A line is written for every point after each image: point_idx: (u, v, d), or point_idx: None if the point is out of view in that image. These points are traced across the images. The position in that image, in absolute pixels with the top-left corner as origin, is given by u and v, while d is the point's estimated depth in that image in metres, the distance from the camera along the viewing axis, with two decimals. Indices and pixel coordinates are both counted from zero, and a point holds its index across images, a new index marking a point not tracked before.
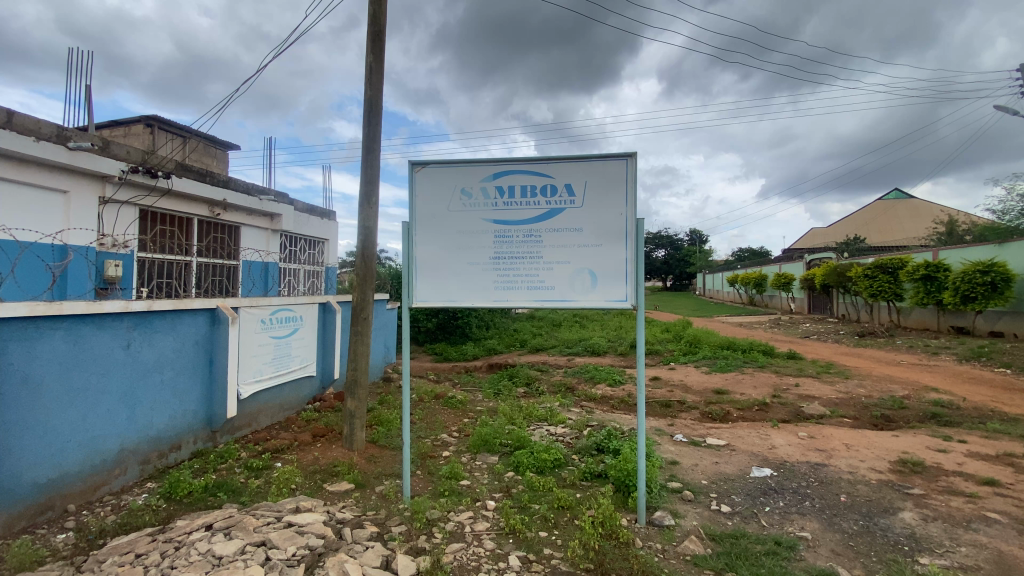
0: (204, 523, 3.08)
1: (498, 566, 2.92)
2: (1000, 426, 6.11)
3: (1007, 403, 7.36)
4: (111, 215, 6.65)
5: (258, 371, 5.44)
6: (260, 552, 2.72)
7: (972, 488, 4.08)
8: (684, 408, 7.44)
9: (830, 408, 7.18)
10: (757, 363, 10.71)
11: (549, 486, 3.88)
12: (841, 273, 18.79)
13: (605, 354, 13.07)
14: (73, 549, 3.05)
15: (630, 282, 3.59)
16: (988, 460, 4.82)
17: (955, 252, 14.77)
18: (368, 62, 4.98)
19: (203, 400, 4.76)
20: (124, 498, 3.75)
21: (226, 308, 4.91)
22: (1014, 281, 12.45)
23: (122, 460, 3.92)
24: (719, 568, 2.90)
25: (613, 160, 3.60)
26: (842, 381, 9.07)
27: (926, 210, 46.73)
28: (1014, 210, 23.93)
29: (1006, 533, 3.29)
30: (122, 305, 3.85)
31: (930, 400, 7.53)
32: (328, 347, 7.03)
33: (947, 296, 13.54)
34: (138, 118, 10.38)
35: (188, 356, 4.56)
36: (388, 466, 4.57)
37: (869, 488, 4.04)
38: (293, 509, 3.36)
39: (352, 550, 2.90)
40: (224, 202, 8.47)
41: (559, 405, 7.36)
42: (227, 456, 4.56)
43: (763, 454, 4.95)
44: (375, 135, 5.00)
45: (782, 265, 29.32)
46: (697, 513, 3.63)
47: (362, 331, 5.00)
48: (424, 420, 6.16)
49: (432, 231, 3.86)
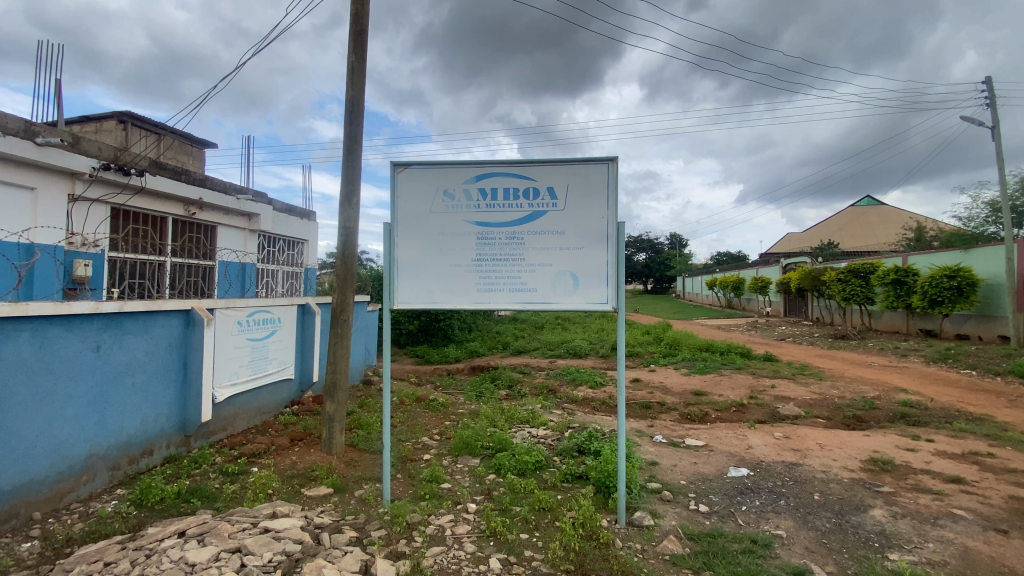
0: (176, 530, 3.00)
1: (479, 568, 2.91)
2: (966, 426, 6.33)
3: (972, 403, 7.64)
4: (80, 213, 6.45)
5: (234, 374, 5.32)
6: (236, 559, 2.66)
7: (940, 487, 4.21)
8: (664, 408, 7.58)
9: (805, 408, 7.36)
10: (735, 364, 10.98)
11: (530, 488, 3.89)
12: (815, 277, 19.26)
13: (587, 356, 13.23)
14: (38, 557, 2.94)
15: (611, 285, 3.63)
16: (954, 459, 4.99)
17: (924, 257, 15.28)
18: (350, 61, 4.95)
19: (176, 403, 4.64)
20: (93, 506, 3.62)
21: (201, 309, 4.81)
22: (979, 285, 12.94)
23: (91, 466, 3.79)
24: (697, 568, 2.93)
25: (595, 164, 3.65)
26: (815, 382, 9.33)
27: (897, 216, 48.20)
28: (978, 217, 24.77)
29: (971, 529, 3.41)
30: (93, 305, 3.74)
31: (900, 400, 7.78)
32: (307, 350, 6.93)
33: (916, 300, 13.93)
34: (111, 114, 10.20)
35: (162, 359, 4.45)
36: (368, 470, 4.51)
37: (841, 486, 4.15)
38: (270, 515, 3.29)
39: (330, 555, 2.87)
40: (200, 202, 8.29)
41: (541, 406, 7.44)
42: (202, 461, 4.46)
43: (739, 454, 5.04)
44: (357, 135, 4.95)
45: (759, 269, 30.01)
46: (676, 513, 3.67)
47: (343, 333, 4.93)
48: (406, 423, 6.12)
49: (415, 232, 3.83)
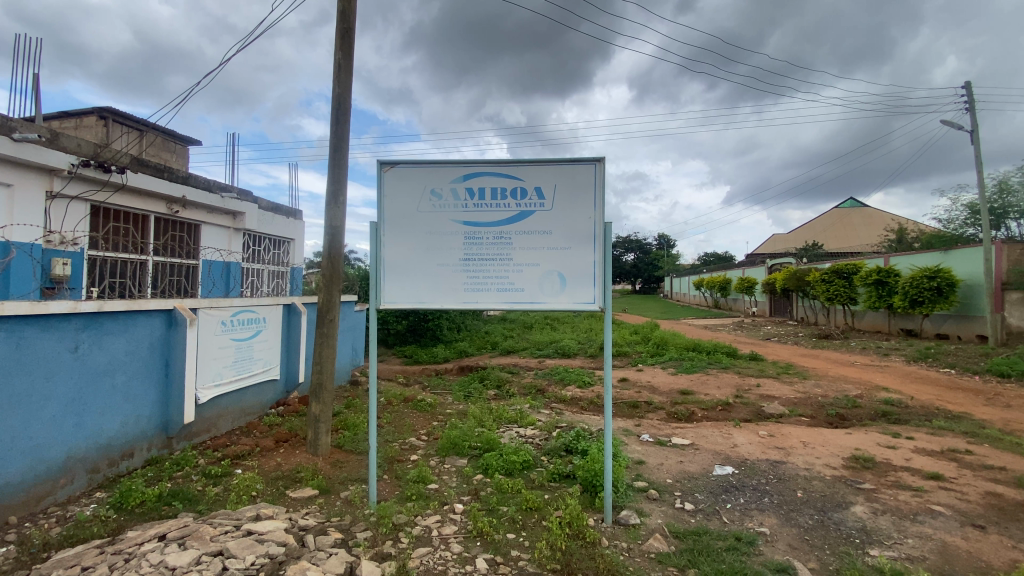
0: (156, 533, 2.94)
1: (465, 569, 2.90)
2: (945, 423, 6.46)
3: (951, 401, 7.81)
4: (59, 211, 6.32)
5: (218, 375, 5.24)
6: (217, 562, 2.62)
7: (919, 483, 4.29)
8: (651, 408, 7.61)
9: (789, 407, 7.45)
10: (721, 364, 11.08)
11: (517, 488, 3.89)
12: (800, 278, 19.53)
13: (575, 356, 13.27)
14: (13, 562, 2.87)
15: (598, 285, 3.65)
16: (933, 456, 5.09)
17: (906, 258, 15.58)
18: (337, 58, 4.90)
19: (157, 405, 4.56)
20: (71, 509, 3.55)
21: (184, 309, 4.74)
22: (957, 286, 13.23)
23: (69, 469, 3.71)
24: (682, 565, 2.96)
25: (582, 165, 3.66)
26: (799, 381, 9.46)
27: (879, 218, 49.10)
28: (957, 219, 25.33)
29: (949, 525, 3.48)
30: (71, 305, 3.66)
31: (881, 398, 7.93)
32: (292, 350, 6.85)
33: (897, 300, 14.20)
34: (91, 110, 9.95)
35: (143, 360, 4.37)
36: (354, 471, 4.47)
37: (823, 483, 4.21)
38: (253, 517, 3.25)
39: (314, 557, 2.83)
40: (184, 200, 8.17)
41: (529, 406, 7.45)
42: (184, 463, 4.39)
43: (725, 453, 5.09)
44: (343, 133, 4.91)
45: (745, 269, 30.34)
46: (662, 512, 3.69)
47: (328, 333, 4.88)
48: (392, 423, 6.08)
49: (402, 232, 3.81)
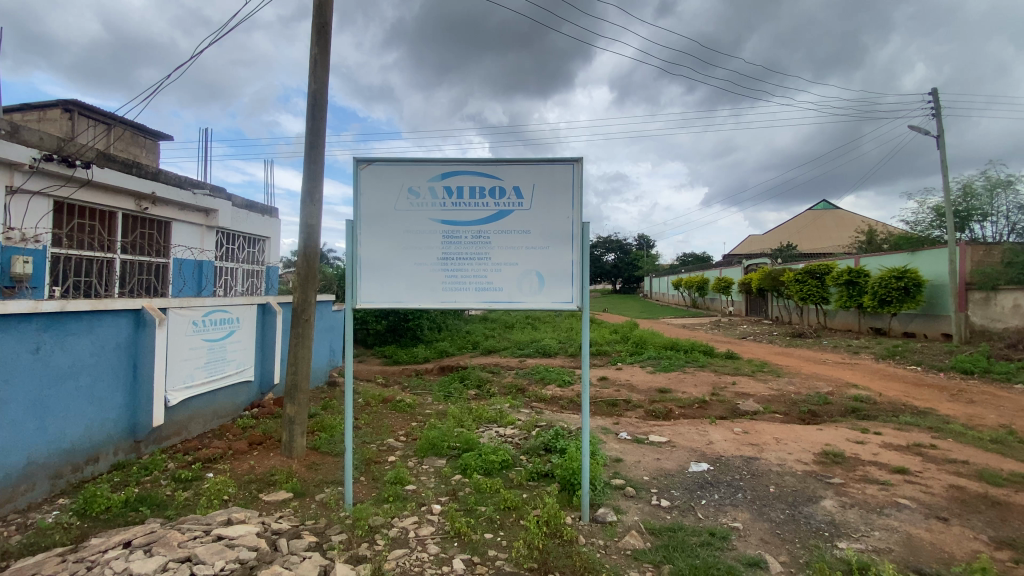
0: (121, 540, 2.85)
1: (441, 570, 2.88)
2: (911, 418, 6.69)
3: (917, 397, 8.08)
4: (19, 207, 6.07)
5: (189, 376, 5.11)
6: (185, 568, 2.55)
7: (886, 477, 4.43)
8: (630, 406, 7.67)
9: (763, 404, 7.61)
10: (698, 363, 11.24)
11: (495, 488, 3.89)
12: (775, 278, 19.98)
13: (556, 355, 13.29)
14: None
15: (576, 284, 3.67)
16: (899, 450, 5.26)
17: (875, 259, 16.07)
18: (312, 54, 4.82)
19: (125, 408, 4.42)
20: (32, 516, 3.42)
21: (153, 308, 4.60)
22: (924, 286, 13.69)
23: (30, 475, 3.57)
24: (657, 561, 2.99)
25: (560, 165, 3.67)
26: (773, 379, 9.67)
27: (850, 220, 50.53)
28: (924, 221, 26.22)
29: (914, 517, 3.60)
30: (32, 305, 3.52)
31: (852, 395, 8.16)
32: (267, 351, 6.72)
33: (867, 300, 14.64)
34: (55, 103, 9.57)
35: (109, 361, 4.23)
36: (330, 473, 4.40)
37: (795, 479, 4.31)
38: (224, 522, 3.17)
39: (287, 561, 2.78)
40: (154, 196, 7.94)
41: (509, 406, 7.44)
42: (153, 467, 4.26)
43: (700, 450, 5.17)
44: (319, 130, 4.83)
45: (722, 269, 30.86)
46: (638, 509, 3.73)
47: (304, 333, 4.79)
48: (371, 424, 6.00)
49: (379, 230, 3.76)
